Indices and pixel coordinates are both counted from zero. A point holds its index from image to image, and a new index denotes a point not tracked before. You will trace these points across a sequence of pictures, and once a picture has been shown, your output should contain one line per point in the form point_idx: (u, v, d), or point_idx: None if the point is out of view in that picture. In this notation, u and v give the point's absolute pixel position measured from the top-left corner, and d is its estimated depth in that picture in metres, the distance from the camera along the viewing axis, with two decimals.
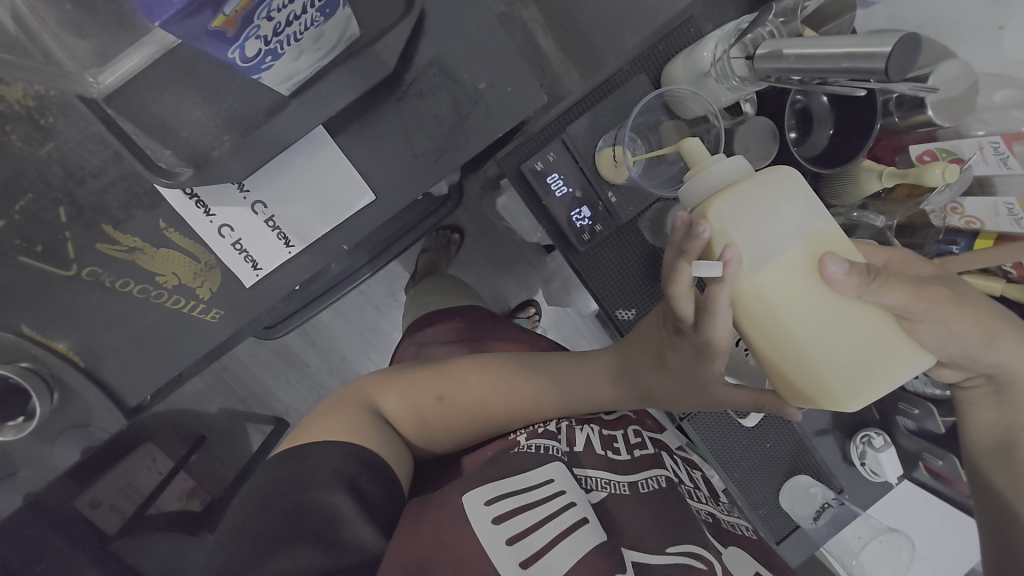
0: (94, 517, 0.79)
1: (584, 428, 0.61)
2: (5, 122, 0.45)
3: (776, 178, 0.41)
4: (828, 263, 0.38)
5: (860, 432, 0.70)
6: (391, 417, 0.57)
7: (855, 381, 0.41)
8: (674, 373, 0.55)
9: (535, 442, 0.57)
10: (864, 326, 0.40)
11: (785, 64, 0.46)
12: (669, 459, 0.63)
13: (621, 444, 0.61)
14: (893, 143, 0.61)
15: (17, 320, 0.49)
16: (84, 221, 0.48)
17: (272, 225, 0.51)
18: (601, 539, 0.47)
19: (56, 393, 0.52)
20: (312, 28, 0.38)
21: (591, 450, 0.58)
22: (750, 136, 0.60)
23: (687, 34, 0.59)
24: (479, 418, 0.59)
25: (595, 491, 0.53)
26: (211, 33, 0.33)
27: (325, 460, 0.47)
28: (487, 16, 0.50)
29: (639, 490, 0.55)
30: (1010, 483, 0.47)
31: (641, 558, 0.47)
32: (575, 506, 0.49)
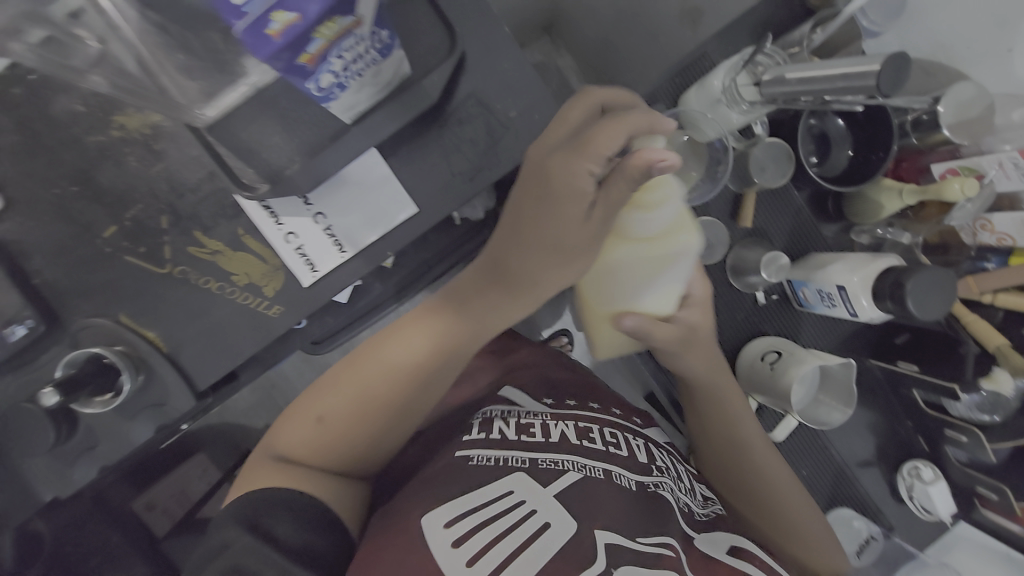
0: (149, 519, 0.88)
1: (559, 423, 0.59)
2: (128, 146, 0.56)
3: (663, 253, 0.47)
4: (626, 319, 0.49)
5: (907, 463, 0.71)
6: (291, 452, 0.51)
7: (610, 351, 0.58)
8: (530, 209, 0.46)
9: (487, 453, 0.53)
10: (622, 339, 0.55)
11: (788, 87, 0.51)
12: (650, 450, 0.61)
13: (597, 436, 0.58)
14: (917, 164, 0.63)
15: (118, 309, 0.59)
16: (181, 227, 0.58)
17: (329, 233, 0.59)
18: (568, 538, 0.46)
19: (140, 375, 0.59)
20: (372, 66, 0.46)
21: (566, 442, 0.56)
22: (764, 158, 0.63)
23: (703, 68, 0.64)
24: (371, 416, 0.52)
25: (569, 473, 0.52)
26: (290, 67, 0.37)
27: (232, 515, 0.45)
28: (519, 56, 0.58)
29: (614, 478, 0.53)
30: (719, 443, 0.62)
31: (615, 539, 0.47)
32: (537, 513, 0.47)
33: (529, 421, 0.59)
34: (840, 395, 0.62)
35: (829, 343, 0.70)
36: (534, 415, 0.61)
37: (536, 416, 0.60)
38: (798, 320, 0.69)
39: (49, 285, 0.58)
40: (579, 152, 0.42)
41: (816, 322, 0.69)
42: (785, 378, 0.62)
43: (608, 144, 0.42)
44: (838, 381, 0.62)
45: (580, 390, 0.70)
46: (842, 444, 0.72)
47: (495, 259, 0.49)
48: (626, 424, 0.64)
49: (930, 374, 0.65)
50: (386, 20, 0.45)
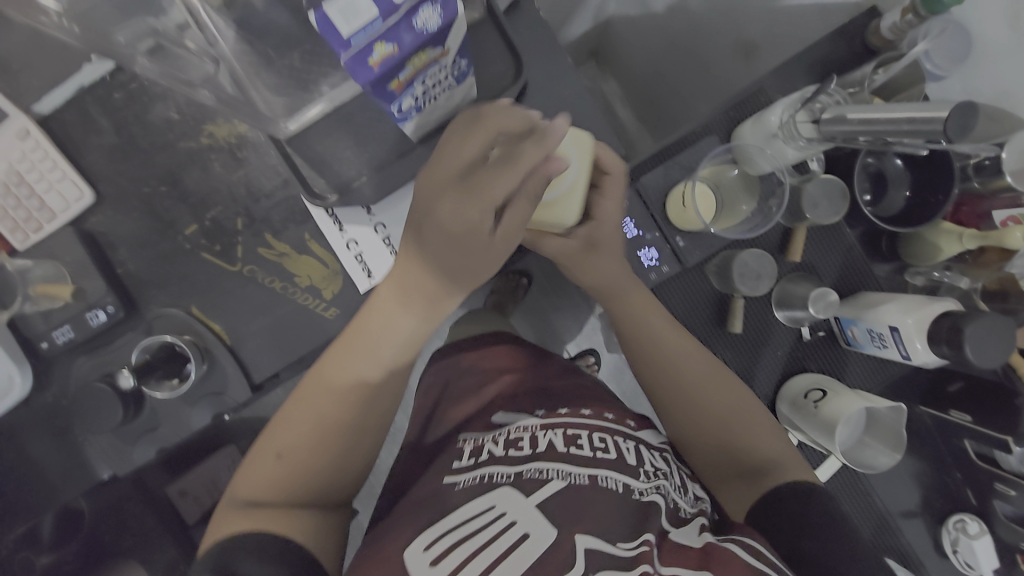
0: (180, 505, 0.79)
1: (548, 432, 0.57)
2: (215, 153, 0.61)
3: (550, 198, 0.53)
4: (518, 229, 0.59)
5: (953, 516, 0.68)
6: (253, 497, 0.51)
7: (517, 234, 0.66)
8: (442, 240, 0.46)
9: (475, 473, 0.54)
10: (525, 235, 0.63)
11: (849, 126, 0.51)
12: (641, 452, 0.57)
13: (586, 442, 0.56)
14: (977, 209, 0.61)
15: (190, 302, 0.63)
16: (254, 229, 0.62)
17: (387, 242, 0.62)
18: (547, 547, 0.46)
19: (205, 364, 0.63)
20: (447, 91, 0.49)
21: (554, 451, 0.54)
22: (818, 194, 0.62)
23: (759, 103, 0.65)
24: (327, 434, 0.53)
25: (553, 482, 0.51)
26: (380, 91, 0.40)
27: (210, 560, 0.46)
28: (578, 85, 0.60)
29: (598, 483, 0.51)
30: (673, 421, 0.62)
31: (596, 545, 0.46)
32: (515, 525, 0.47)
33: (518, 435, 0.58)
34: (888, 439, 0.61)
35: (876, 384, 0.68)
36: (524, 428, 0.59)
37: (526, 428, 0.58)
38: (842, 358, 0.68)
39: (130, 275, 0.63)
40: (455, 194, 0.44)
41: (862, 361, 0.68)
42: (829, 417, 0.61)
43: (500, 188, 0.43)
44: (886, 426, 0.61)
45: (574, 394, 0.66)
46: (883, 490, 0.70)
47: (420, 279, 0.50)
48: (618, 426, 0.60)
49: (984, 425, 0.63)
50: (466, 47, 0.48)
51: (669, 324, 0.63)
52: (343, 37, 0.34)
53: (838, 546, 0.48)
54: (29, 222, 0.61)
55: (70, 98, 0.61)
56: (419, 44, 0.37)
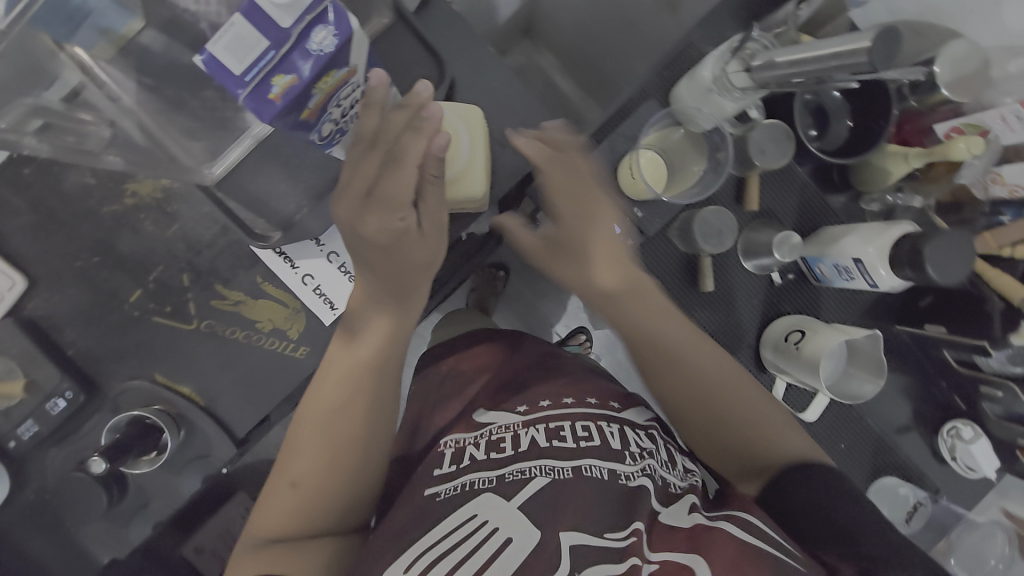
0: (200, 564, 0.72)
1: (529, 430, 0.58)
2: (143, 212, 0.58)
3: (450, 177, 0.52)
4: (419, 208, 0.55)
5: (947, 426, 0.70)
6: (275, 533, 0.50)
7: None
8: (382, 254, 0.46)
9: (457, 482, 0.54)
10: None
11: (781, 70, 0.51)
12: (626, 434, 0.58)
13: (568, 433, 0.57)
14: (919, 125, 0.62)
15: (153, 369, 0.61)
16: (202, 283, 0.59)
17: (343, 269, 0.60)
18: (532, 548, 0.47)
19: (182, 430, 0.61)
20: None
21: (536, 447, 0.56)
22: (764, 139, 0.62)
23: (691, 58, 0.64)
24: (337, 459, 0.52)
25: (536, 480, 0.52)
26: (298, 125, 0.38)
27: None
28: (505, 73, 0.58)
29: (582, 474, 0.53)
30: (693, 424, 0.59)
31: (579, 540, 0.47)
32: (499, 531, 0.48)
33: (500, 436, 0.59)
34: (869, 367, 0.62)
35: (851, 314, 0.69)
36: (506, 428, 0.60)
37: (507, 429, 0.59)
38: (815, 295, 0.69)
39: (82, 354, 0.60)
40: (381, 207, 0.43)
41: (835, 295, 0.69)
42: (812, 355, 0.62)
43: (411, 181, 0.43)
44: (866, 355, 0.62)
45: (552, 385, 0.65)
46: (877, 413, 0.72)
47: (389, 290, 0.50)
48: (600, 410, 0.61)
49: (957, 335, 0.64)
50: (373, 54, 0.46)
51: (673, 319, 0.59)
52: (238, 77, 0.34)
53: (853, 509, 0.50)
54: None
55: None
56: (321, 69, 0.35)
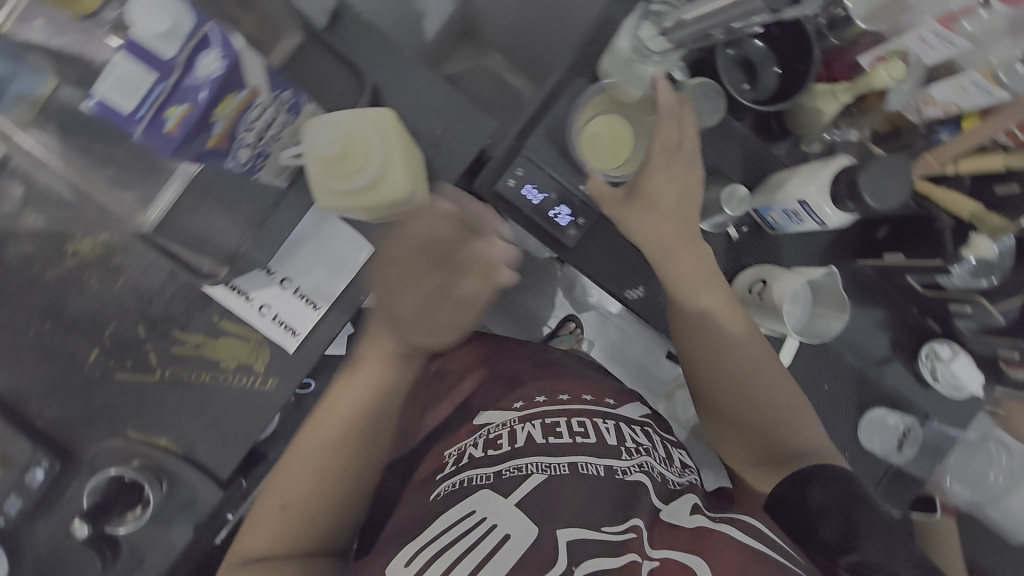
0: None
1: (526, 426, 0.59)
2: (85, 270, 0.57)
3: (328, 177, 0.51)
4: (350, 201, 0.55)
5: (923, 348, 0.71)
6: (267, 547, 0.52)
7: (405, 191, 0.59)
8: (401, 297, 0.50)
9: (456, 478, 0.55)
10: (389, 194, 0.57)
11: (690, 29, 0.51)
12: (621, 430, 0.60)
13: (563, 428, 0.59)
14: (846, 61, 0.63)
15: (124, 427, 0.60)
16: (159, 332, 0.59)
17: (298, 294, 0.59)
18: (529, 544, 0.46)
19: (164, 483, 0.60)
20: (287, 126, 0.49)
21: (532, 443, 0.57)
22: (694, 99, 0.63)
23: (612, 32, 0.64)
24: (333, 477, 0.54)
25: (532, 475, 0.52)
26: (205, 150, 0.39)
27: None
28: (427, 73, 0.58)
29: (579, 470, 0.53)
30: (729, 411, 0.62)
31: (576, 535, 0.47)
32: (496, 527, 0.48)
33: (498, 432, 0.60)
34: (831, 302, 0.62)
35: (811, 256, 0.69)
36: (504, 425, 0.61)
37: (504, 425, 0.61)
38: (773, 243, 0.69)
39: (53, 423, 0.59)
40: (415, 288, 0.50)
41: (794, 240, 0.69)
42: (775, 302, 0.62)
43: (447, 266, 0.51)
44: (828, 292, 0.62)
45: (548, 382, 0.68)
46: (856, 350, 0.72)
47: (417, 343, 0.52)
48: (594, 408, 0.63)
49: (916, 258, 0.64)
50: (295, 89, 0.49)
51: (727, 310, 0.61)
52: (129, 111, 0.35)
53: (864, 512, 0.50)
54: None
55: None
56: (219, 98, 0.37)
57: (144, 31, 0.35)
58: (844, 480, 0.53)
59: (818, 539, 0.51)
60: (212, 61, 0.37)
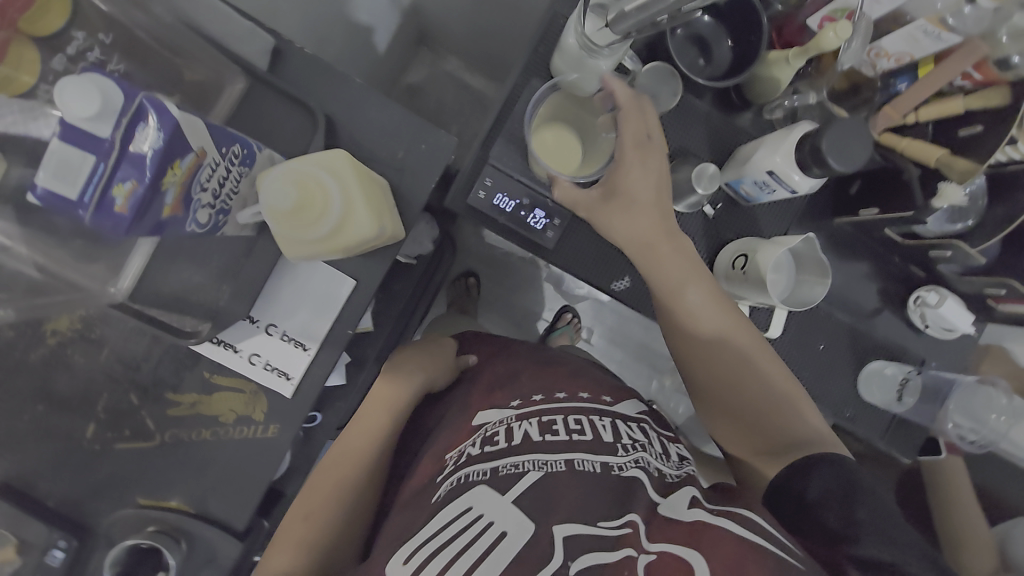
0: None
1: (522, 424, 0.61)
2: (68, 347, 0.57)
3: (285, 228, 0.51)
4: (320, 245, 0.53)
5: (910, 296, 0.72)
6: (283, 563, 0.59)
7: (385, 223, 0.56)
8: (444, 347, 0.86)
9: (456, 475, 0.57)
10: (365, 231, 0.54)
11: (632, 18, 0.51)
12: (617, 426, 0.62)
13: (560, 426, 0.60)
14: (795, 24, 0.63)
15: (133, 495, 0.60)
16: (152, 396, 0.59)
17: (286, 337, 0.58)
18: (525, 540, 0.48)
19: (183, 542, 0.60)
20: (244, 176, 0.49)
21: (529, 440, 0.58)
22: (650, 84, 0.62)
23: (559, 27, 0.64)
24: (348, 485, 0.66)
25: (529, 473, 0.53)
26: (160, 221, 0.40)
27: None
28: (381, 98, 0.58)
29: (575, 467, 0.54)
30: (723, 395, 0.62)
31: (572, 532, 0.48)
32: (494, 525, 0.49)
33: (495, 430, 0.62)
34: (814, 268, 0.63)
35: (789, 222, 0.70)
36: (501, 423, 0.64)
37: (501, 423, 0.63)
38: (750, 214, 0.69)
39: (64, 501, 0.59)
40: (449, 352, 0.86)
41: (770, 209, 0.69)
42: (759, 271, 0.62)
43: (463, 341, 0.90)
44: (809, 257, 0.63)
45: (548, 382, 0.71)
46: (845, 307, 0.73)
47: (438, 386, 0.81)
48: (589, 405, 0.66)
49: (891, 212, 0.64)
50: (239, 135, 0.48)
51: (704, 294, 0.61)
52: (76, 200, 0.36)
53: (861, 497, 0.51)
54: None
55: None
56: (163, 167, 0.37)
57: (74, 114, 0.34)
58: (838, 465, 0.53)
59: (819, 526, 0.51)
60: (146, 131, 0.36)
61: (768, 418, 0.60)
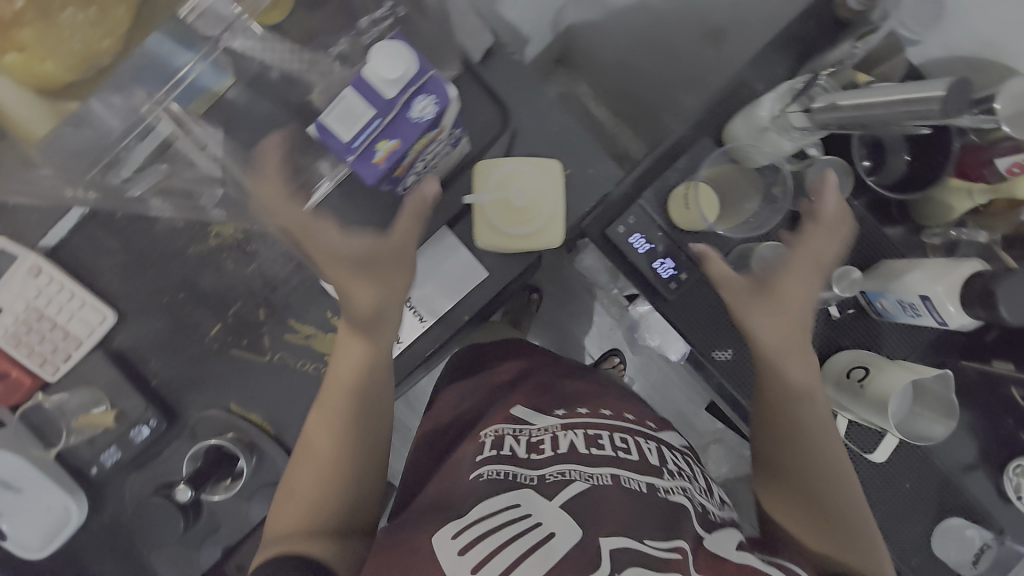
0: None
1: (568, 432, 0.58)
2: (225, 252, 0.63)
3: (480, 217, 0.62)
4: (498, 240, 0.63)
5: (1012, 463, 0.68)
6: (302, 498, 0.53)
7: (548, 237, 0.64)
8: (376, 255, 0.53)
9: (497, 467, 0.54)
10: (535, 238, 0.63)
11: (844, 113, 0.52)
12: (662, 453, 0.60)
13: (606, 441, 0.57)
14: (979, 158, 0.60)
15: (228, 398, 0.64)
16: (277, 317, 0.64)
17: (409, 306, 0.62)
18: (574, 546, 0.45)
19: (253, 457, 0.63)
20: (454, 141, 0.55)
21: (575, 450, 0.56)
22: (820, 177, 0.63)
23: (745, 95, 0.65)
24: (352, 419, 0.55)
25: (575, 483, 0.51)
26: (406, 177, 0.52)
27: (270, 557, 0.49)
28: (567, 119, 0.63)
29: (621, 482, 0.52)
30: (790, 466, 0.59)
31: (619, 544, 0.45)
32: (541, 525, 0.47)
33: (538, 436, 0.59)
34: (937, 407, 0.61)
35: (913, 350, 0.68)
36: (544, 429, 0.60)
37: (546, 429, 0.60)
38: (876, 329, 0.68)
39: (165, 383, 0.63)
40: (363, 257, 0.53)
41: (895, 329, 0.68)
42: (879, 392, 0.61)
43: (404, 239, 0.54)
44: (936, 396, 0.61)
45: (598, 399, 0.67)
46: (942, 451, 0.69)
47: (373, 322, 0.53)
48: (635, 427, 0.62)
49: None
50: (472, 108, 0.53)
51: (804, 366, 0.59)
52: (344, 142, 0.48)
53: None
54: (55, 354, 0.60)
55: (74, 226, 0.61)
56: (421, 135, 0.48)
57: (376, 72, 0.45)
58: None
59: None
60: (395, 109, 0.47)
61: (842, 508, 0.56)
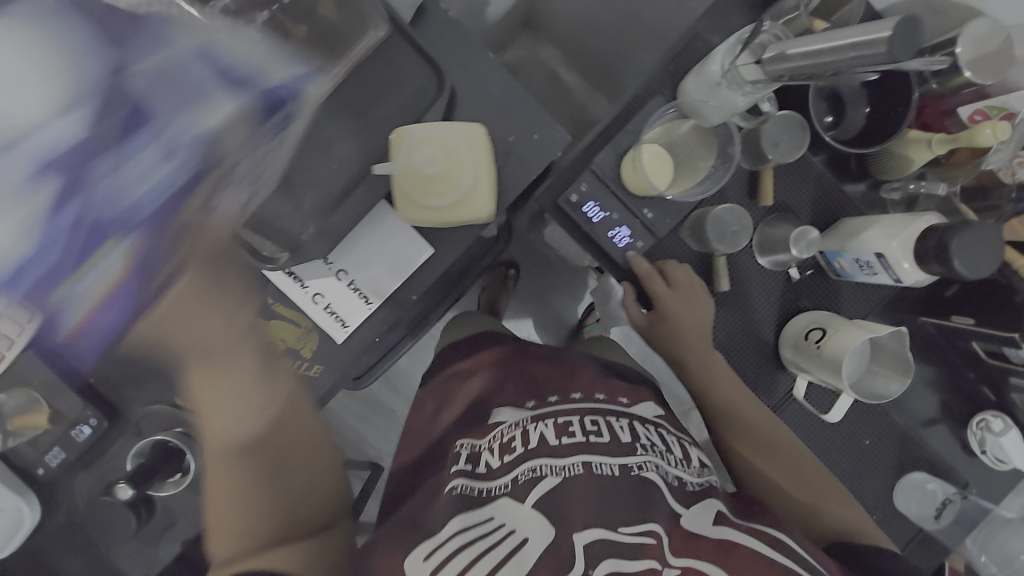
0: None
1: (538, 426, 0.58)
2: None
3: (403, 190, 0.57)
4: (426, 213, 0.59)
5: (976, 418, 0.68)
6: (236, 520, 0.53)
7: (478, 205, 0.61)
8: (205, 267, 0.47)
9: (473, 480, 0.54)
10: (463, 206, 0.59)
11: (793, 62, 0.49)
12: (636, 429, 0.58)
13: (577, 428, 0.56)
14: (940, 107, 0.60)
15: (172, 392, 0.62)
16: None
17: (353, 287, 0.59)
18: (547, 545, 0.45)
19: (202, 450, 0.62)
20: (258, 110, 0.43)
21: (545, 445, 0.55)
22: (778, 132, 0.60)
23: (698, 48, 0.62)
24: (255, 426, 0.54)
25: (547, 479, 0.51)
26: (177, 233, 0.36)
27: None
28: (509, 81, 0.59)
29: (593, 469, 0.51)
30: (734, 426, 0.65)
31: (592, 540, 0.45)
32: (515, 531, 0.47)
33: (510, 435, 0.58)
34: (896, 365, 0.60)
35: (873, 307, 0.67)
36: (516, 426, 0.59)
37: (517, 426, 0.59)
38: (834, 289, 0.66)
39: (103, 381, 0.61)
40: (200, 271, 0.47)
41: (855, 288, 0.66)
42: (833, 353, 0.60)
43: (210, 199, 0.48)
44: (892, 353, 0.60)
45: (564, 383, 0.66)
46: (901, 408, 0.70)
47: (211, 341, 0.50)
48: (608, 407, 0.60)
49: (986, 327, 0.64)
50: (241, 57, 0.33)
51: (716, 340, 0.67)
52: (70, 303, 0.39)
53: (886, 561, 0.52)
54: None
55: None
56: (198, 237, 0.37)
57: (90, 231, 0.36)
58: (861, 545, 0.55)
59: None
60: (118, 160, 0.29)
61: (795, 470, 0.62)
